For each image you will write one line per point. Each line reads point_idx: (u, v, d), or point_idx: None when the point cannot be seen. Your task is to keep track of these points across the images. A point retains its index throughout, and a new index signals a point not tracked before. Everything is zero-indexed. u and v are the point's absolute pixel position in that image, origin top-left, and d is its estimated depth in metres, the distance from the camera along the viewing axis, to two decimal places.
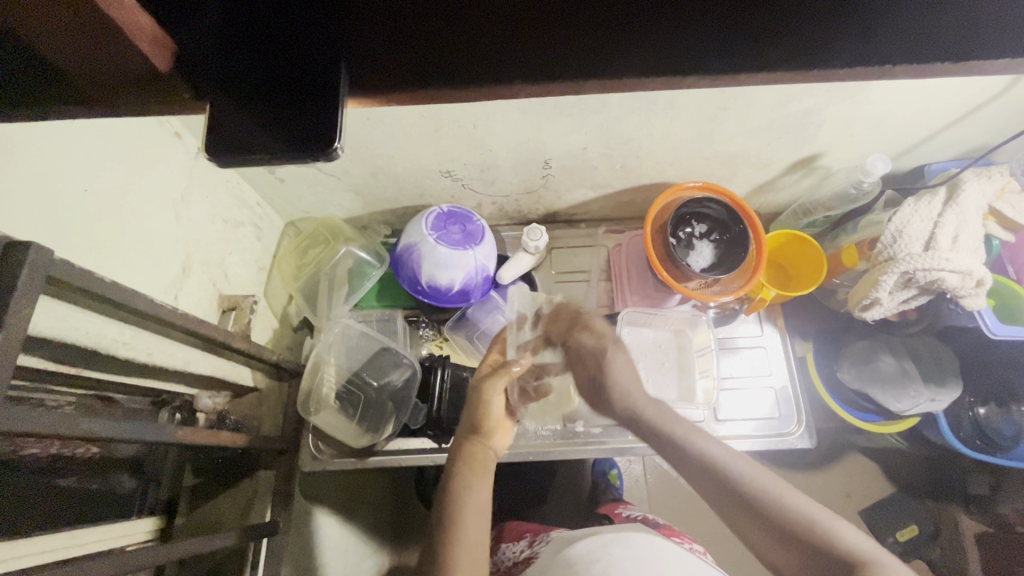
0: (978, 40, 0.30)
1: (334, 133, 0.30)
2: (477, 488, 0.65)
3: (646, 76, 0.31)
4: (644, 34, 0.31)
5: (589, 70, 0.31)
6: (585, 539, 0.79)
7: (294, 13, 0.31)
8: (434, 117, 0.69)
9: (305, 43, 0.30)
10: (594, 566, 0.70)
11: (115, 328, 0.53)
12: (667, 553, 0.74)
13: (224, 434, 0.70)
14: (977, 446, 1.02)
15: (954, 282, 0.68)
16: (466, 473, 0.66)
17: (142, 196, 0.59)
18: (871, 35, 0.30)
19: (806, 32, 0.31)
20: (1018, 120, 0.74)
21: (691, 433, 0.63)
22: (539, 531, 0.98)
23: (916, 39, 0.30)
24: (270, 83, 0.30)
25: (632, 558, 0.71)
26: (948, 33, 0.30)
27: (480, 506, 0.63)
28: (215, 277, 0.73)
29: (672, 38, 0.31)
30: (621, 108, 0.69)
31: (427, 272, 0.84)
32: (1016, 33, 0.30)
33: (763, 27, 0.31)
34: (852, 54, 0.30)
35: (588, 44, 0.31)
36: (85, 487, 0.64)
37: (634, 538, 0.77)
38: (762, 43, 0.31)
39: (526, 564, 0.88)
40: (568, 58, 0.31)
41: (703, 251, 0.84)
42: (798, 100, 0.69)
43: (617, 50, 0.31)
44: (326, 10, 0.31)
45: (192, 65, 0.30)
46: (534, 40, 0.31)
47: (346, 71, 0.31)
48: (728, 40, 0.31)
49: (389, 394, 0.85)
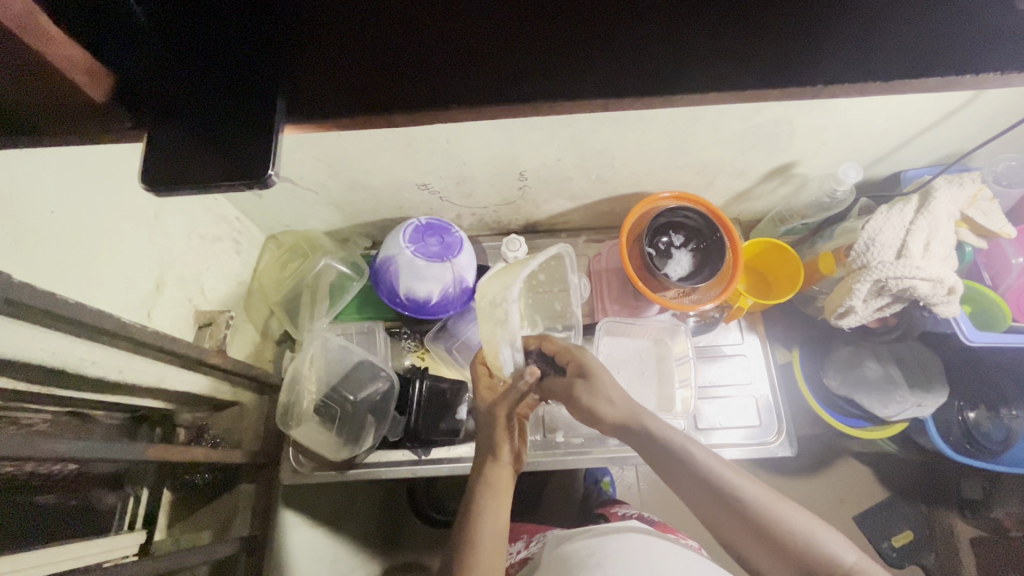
0: (908, 59, 0.31)
1: (269, 159, 0.30)
2: (501, 507, 0.66)
3: (587, 101, 0.32)
4: (589, 58, 0.32)
5: (531, 95, 0.32)
6: (582, 534, 0.79)
7: (236, 40, 0.31)
8: (407, 133, 0.70)
9: (243, 72, 0.31)
10: (588, 561, 0.71)
11: (84, 346, 0.54)
12: (660, 544, 0.75)
13: (198, 450, 0.70)
14: (966, 449, 1.03)
15: (926, 290, 0.68)
16: (487, 497, 0.66)
17: (112, 215, 0.59)
18: (817, 63, 0.31)
19: (748, 52, 0.32)
20: (990, 127, 0.74)
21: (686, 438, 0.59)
22: (534, 531, 0.98)
23: (852, 57, 0.31)
24: (211, 107, 0.31)
25: (629, 551, 0.71)
26: (880, 52, 0.31)
27: (497, 531, 0.64)
28: (191, 293, 0.73)
29: (623, 66, 0.32)
30: (591, 120, 0.69)
31: (405, 285, 0.84)
32: (945, 49, 0.31)
33: (704, 49, 0.32)
34: (793, 77, 0.32)
35: (536, 76, 0.32)
36: (63, 504, 0.65)
37: (631, 531, 0.77)
38: (707, 66, 0.32)
39: (523, 565, 0.87)
40: (521, 87, 0.32)
41: (681, 260, 0.84)
42: (767, 111, 0.69)
43: (562, 76, 0.32)
44: (263, 39, 0.31)
45: (136, 97, 0.31)
46: (489, 67, 0.32)
47: (284, 98, 0.31)
48: (680, 67, 0.32)
49: (369, 408, 0.84)
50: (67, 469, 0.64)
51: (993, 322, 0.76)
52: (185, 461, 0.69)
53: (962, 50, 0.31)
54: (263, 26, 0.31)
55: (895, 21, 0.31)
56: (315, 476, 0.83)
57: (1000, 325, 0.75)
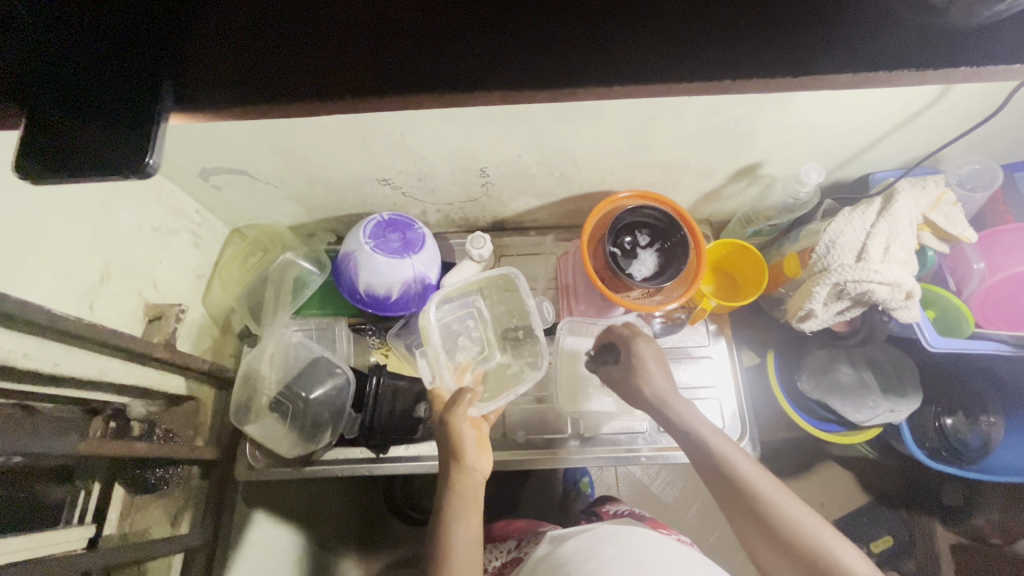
0: (840, 50, 0.30)
1: (148, 148, 0.29)
2: (472, 516, 0.64)
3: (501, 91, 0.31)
4: (504, 46, 0.30)
5: (440, 81, 0.30)
6: (577, 535, 0.77)
7: (127, 28, 0.31)
8: (359, 126, 0.68)
9: (124, 59, 0.30)
10: (585, 567, 0.68)
11: (13, 337, 0.53)
12: (659, 546, 0.72)
13: (146, 445, 0.70)
14: (942, 457, 1.02)
15: (884, 294, 0.67)
16: (457, 505, 0.65)
17: (50, 207, 0.58)
18: (736, 59, 0.30)
19: (674, 38, 0.30)
20: (956, 128, 0.72)
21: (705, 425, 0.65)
22: (525, 529, 0.97)
23: (782, 45, 0.30)
24: (92, 95, 0.30)
25: (625, 556, 0.69)
26: (813, 43, 0.30)
27: (470, 540, 0.63)
28: (142, 286, 0.72)
29: (541, 54, 0.30)
30: (547, 116, 0.68)
31: (365, 281, 0.83)
32: (880, 41, 0.30)
33: (626, 36, 0.30)
34: (719, 66, 0.30)
35: (444, 60, 0.30)
36: (5, 497, 0.63)
37: (628, 532, 0.75)
38: (628, 55, 0.30)
39: (516, 565, 0.87)
40: (421, 80, 0.30)
41: (646, 260, 0.82)
42: (726, 109, 0.68)
43: (474, 62, 0.30)
44: (150, 30, 0.31)
45: (16, 85, 0.30)
46: (396, 51, 0.30)
47: (170, 88, 0.30)
48: (594, 63, 0.30)
49: (323, 403, 0.83)
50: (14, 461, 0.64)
51: (956, 328, 0.74)
52: (132, 455, 0.68)
53: (900, 43, 0.30)
54: (152, 18, 0.31)
55: (810, 20, 0.30)
56: (271, 472, 0.82)
57: (964, 329, 0.73)
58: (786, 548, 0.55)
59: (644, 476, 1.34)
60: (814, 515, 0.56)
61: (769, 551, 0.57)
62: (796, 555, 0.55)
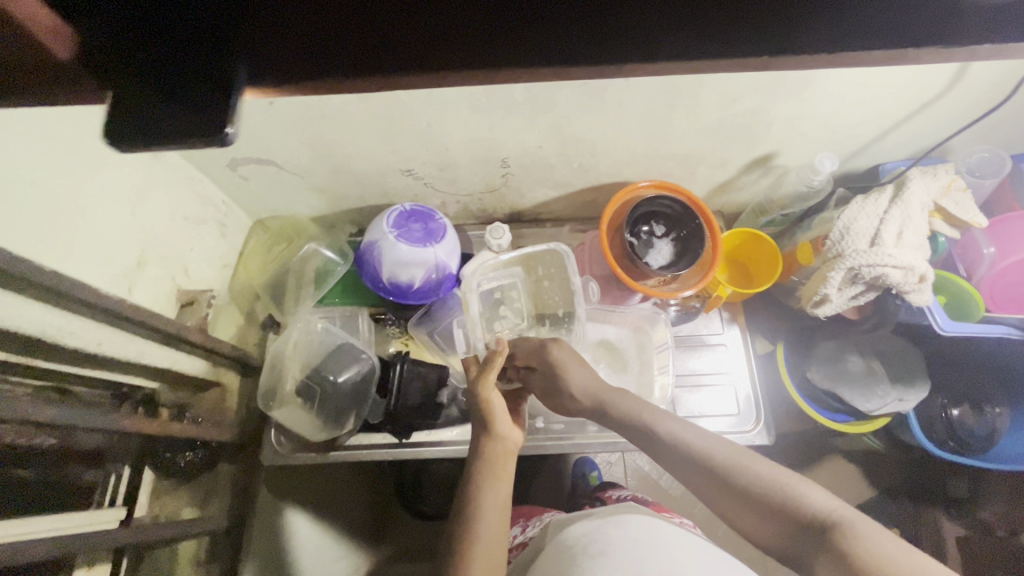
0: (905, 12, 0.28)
1: (231, 116, 0.29)
2: (502, 480, 0.66)
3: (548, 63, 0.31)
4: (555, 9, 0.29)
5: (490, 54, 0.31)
6: (583, 520, 0.78)
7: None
8: (388, 115, 0.70)
9: (193, 16, 0.29)
10: (590, 549, 0.68)
11: (60, 316, 0.55)
12: (662, 528, 0.73)
13: (179, 426, 0.71)
14: (951, 447, 1.05)
15: (898, 278, 0.69)
16: (484, 476, 0.66)
17: (92, 191, 0.60)
18: None
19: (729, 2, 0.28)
20: (965, 118, 0.74)
21: (652, 413, 0.64)
22: (532, 515, 0.99)
23: None
24: (170, 57, 0.29)
25: (629, 537, 0.69)
26: None
27: (498, 504, 0.64)
28: (174, 272, 0.74)
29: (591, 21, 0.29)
30: (569, 106, 0.70)
31: (389, 270, 0.86)
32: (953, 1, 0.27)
33: None
34: None
35: None
36: (40, 478, 0.65)
37: (631, 514, 0.75)
38: None
39: (522, 548, 0.89)
40: None
41: (663, 249, 0.84)
42: (742, 99, 0.70)
43: None
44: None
45: (100, 58, 0.28)
46: None
47: (244, 64, 0.29)
48: None
49: (351, 390, 0.85)
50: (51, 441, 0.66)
51: (967, 313, 0.77)
52: (165, 436, 0.70)
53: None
54: None
55: None
56: (295, 458, 0.82)
57: (974, 316, 0.76)
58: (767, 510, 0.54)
59: (653, 468, 1.35)
60: (780, 467, 0.57)
61: (752, 517, 0.56)
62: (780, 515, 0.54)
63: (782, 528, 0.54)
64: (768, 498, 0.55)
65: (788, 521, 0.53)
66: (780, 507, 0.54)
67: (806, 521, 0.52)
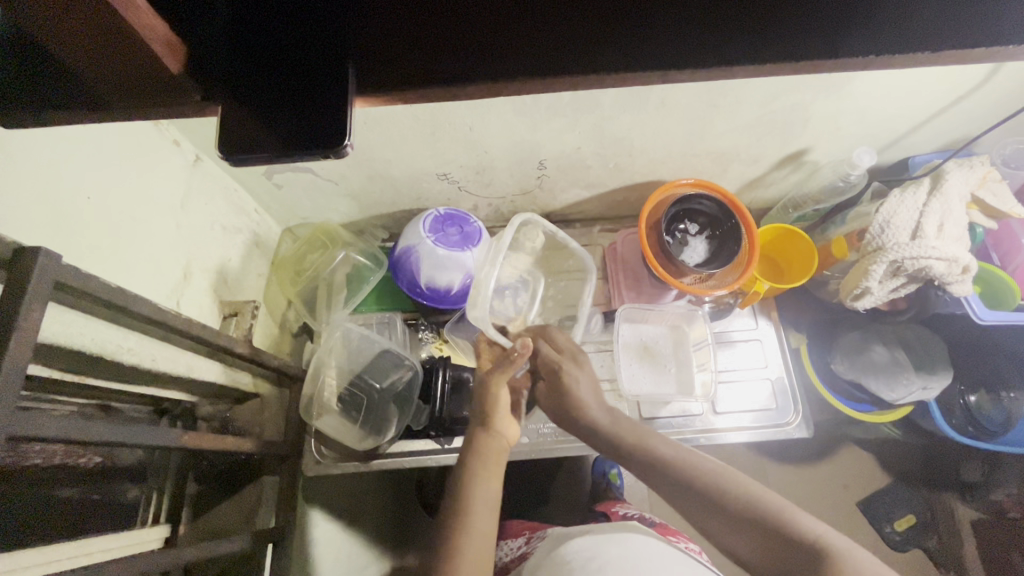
0: (968, 29, 0.30)
1: (344, 130, 0.30)
2: (493, 476, 0.66)
3: (641, 73, 0.31)
4: (644, 31, 0.31)
5: (590, 64, 0.31)
6: (581, 536, 0.78)
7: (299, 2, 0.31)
8: (431, 120, 0.70)
9: (300, 35, 0.31)
10: (589, 566, 0.69)
11: (119, 333, 0.53)
12: (658, 551, 0.74)
13: (227, 440, 0.70)
14: (970, 432, 1.05)
15: (941, 270, 0.71)
16: (478, 466, 0.67)
17: (141, 204, 0.59)
18: (866, 40, 0.31)
19: (805, 19, 0.31)
20: (997, 112, 0.76)
21: (643, 437, 0.68)
22: (537, 528, 0.98)
23: (909, 24, 0.30)
24: (279, 69, 0.31)
25: (628, 556, 0.71)
26: (943, 25, 0.30)
27: (488, 499, 0.64)
28: (215, 283, 0.73)
29: (680, 34, 0.31)
30: (613, 107, 0.70)
31: (427, 275, 0.85)
32: (1013, 20, 0.30)
33: (764, 17, 0.31)
34: (842, 49, 0.31)
35: (596, 42, 0.31)
36: (86, 497, 0.64)
37: (629, 534, 0.77)
38: (764, 35, 0.31)
39: (521, 560, 0.88)
40: (572, 66, 0.31)
41: (697, 247, 0.86)
42: (785, 96, 0.71)
43: (616, 45, 0.31)
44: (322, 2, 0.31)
45: (204, 68, 0.30)
46: (552, 35, 0.31)
47: (354, 73, 0.31)
48: (729, 42, 0.31)
49: (393, 396, 0.86)
50: (95, 460, 0.65)
51: (1003, 301, 0.78)
52: (215, 450, 0.69)
53: None
54: None
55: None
56: (339, 467, 0.82)
57: (1009, 304, 0.78)
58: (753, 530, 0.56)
59: None
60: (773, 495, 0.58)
61: (739, 540, 0.57)
62: (766, 534, 0.55)
63: (766, 549, 0.55)
64: (747, 514, 0.57)
65: (774, 541, 0.54)
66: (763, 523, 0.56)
67: (791, 542, 0.53)
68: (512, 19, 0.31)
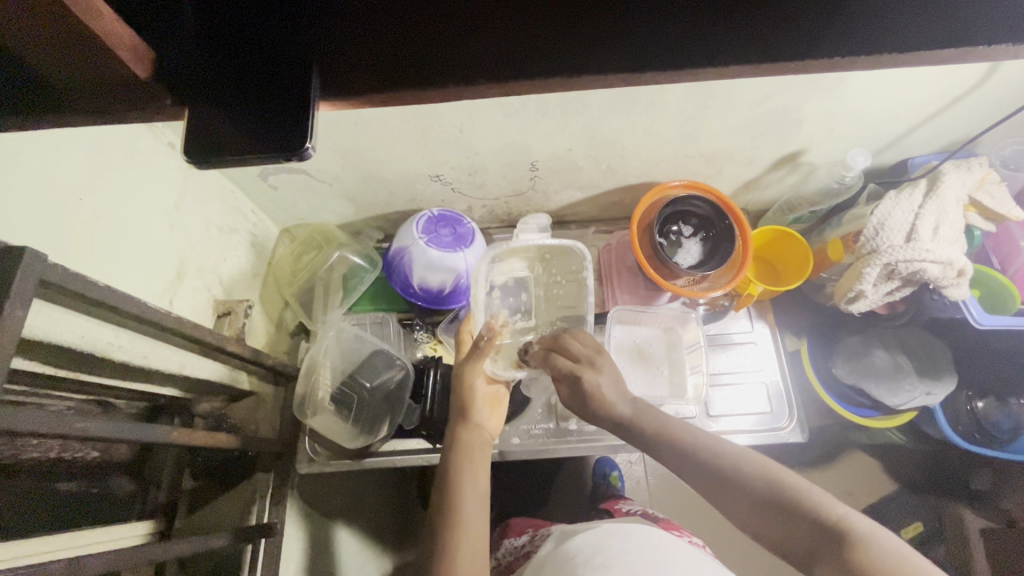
0: (933, 25, 0.29)
1: (305, 134, 0.31)
2: (478, 469, 0.66)
3: (601, 76, 0.31)
4: (602, 31, 0.31)
5: (552, 65, 0.31)
6: (585, 532, 0.78)
7: (266, 7, 0.32)
8: (420, 122, 0.71)
9: (267, 39, 0.32)
10: (593, 560, 0.69)
11: (110, 331, 0.55)
12: (665, 544, 0.73)
13: (218, 436, 0.71)
14: (976, 438, 1.02)
15: (936, 272, 0.70)
16: (464, 461, 0.67)
17: (134, 205, 0.60)
18: (833, 34, 0.30)
19: (763, 18, 0.30)
20: (996, 112, 0.74)
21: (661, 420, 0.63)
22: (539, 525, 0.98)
23: (872, 19, 0.30)
24: (245, 74, 0.32)
25: (632, 550, 0.70)
26: (904, 23, 0.30)
27: (477, 493, 0.64)
28: (209, 282, 0.74)
29: (639, 35, 0.31)
30: (602, 108, 0.70)
31: (419, 275, 0.86)
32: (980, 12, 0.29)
33: (726, 15, 0.30)
34: (803, 48, 0.30)
35: (556, 41, 0.31)
36: (82, 491, 0.65)
37: (634, 529, 0.76)
38: (725, 33, 0.30)
39: (527, 558, 0.88)
40: (532, 66, 0.31)
41: (690, 249, 0.85)
42: (775, 98, 0.70)
43: (576, 47, 0.31)
44: (287, 7, 0.32)
45: (171, 74, 0.31)
46: (513, 35, 0.31)
47: (318, 76, 0.32)
48: (688, 40, 0.30)
49: (385, 396, 0.86)
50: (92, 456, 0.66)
51: (1002, 304, 0.77)
52: (206, 446, 0.69)
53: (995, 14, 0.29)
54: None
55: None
56: (331, 464, 0.85)
57: (1007, 308, 0.76)
58: (781, 519, 0.53)
59: None
60: (787, 471, 0.55)
61: (765, 527, 0.54)
62: (795, 524, 0.52)
63: (798, 536, 0.52)
64: (773, 503, 0.53)
65: (802, 530, 0.51)
66: (791, 511, 0.52)
67: (821, 531, 0.50)
68: (478, 19, 0.31)
